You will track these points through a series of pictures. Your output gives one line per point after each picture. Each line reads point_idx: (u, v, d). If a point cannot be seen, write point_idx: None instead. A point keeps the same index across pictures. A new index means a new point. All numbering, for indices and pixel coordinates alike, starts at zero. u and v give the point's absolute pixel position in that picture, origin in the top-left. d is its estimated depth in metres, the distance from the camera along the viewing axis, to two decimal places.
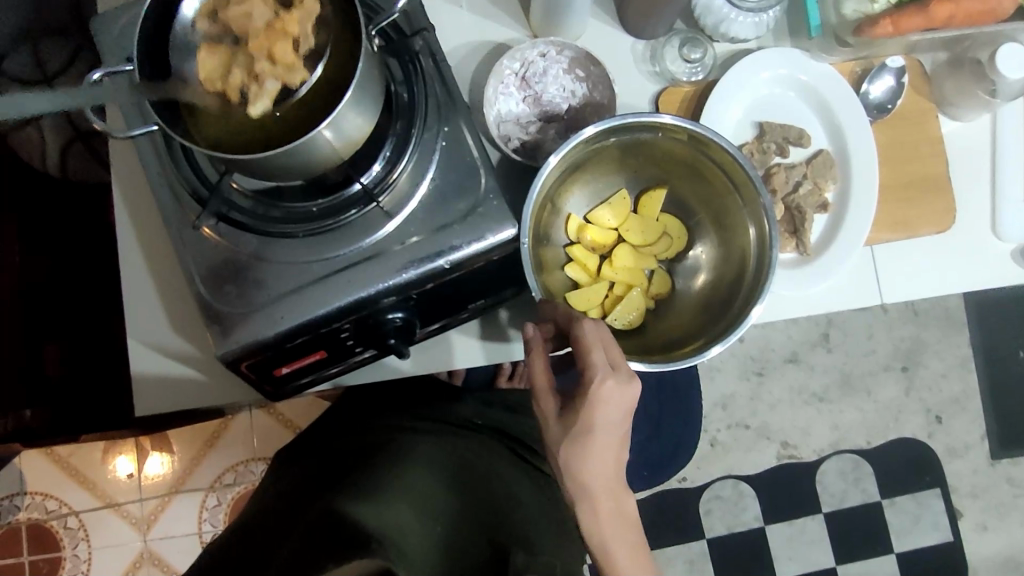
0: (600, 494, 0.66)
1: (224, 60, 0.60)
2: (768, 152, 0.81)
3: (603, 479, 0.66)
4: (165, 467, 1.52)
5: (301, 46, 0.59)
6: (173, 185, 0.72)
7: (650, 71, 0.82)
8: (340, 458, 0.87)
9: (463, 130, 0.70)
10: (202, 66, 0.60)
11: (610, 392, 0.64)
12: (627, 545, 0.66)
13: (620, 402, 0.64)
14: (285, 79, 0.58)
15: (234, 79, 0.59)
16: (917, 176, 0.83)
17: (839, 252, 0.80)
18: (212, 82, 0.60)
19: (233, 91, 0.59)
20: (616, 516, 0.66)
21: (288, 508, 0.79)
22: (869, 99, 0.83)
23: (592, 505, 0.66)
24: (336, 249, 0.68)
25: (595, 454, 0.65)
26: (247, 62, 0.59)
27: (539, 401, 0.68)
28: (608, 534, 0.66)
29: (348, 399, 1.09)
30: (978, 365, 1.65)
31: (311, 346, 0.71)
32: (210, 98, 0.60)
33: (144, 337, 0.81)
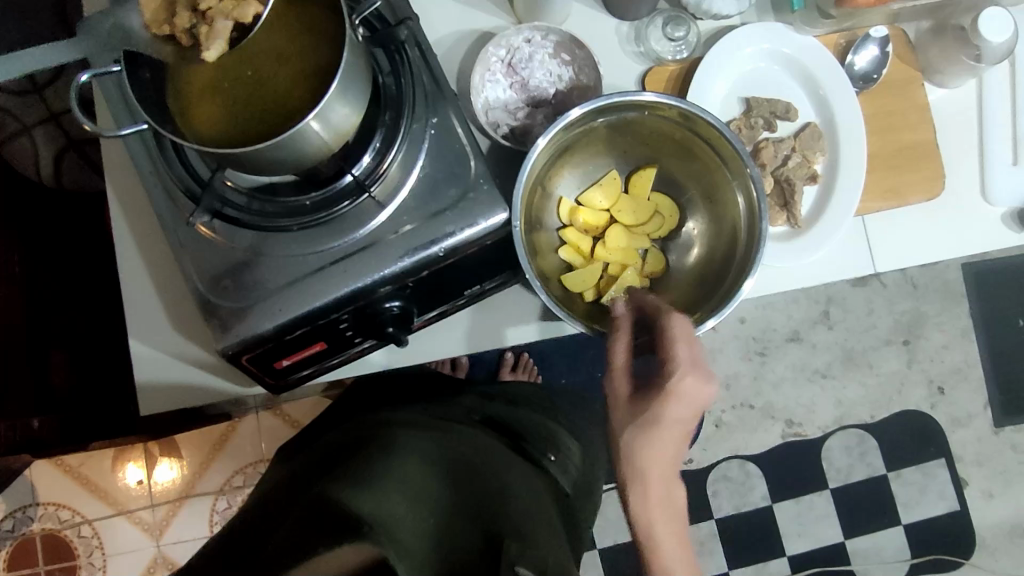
0: (655, 481, 0.69)
1: (168, 3, 0.63)
2: (756, 128, 0.82)
3: (661, 469, 0.68)
4: (174, 472, 1.54)
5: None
6: (167, 186, 0.73)
7: (635, 52, 0.83)
8: (338, 448, 0.87)
9: (451, 119, 0.70)
10: (147, 9, 0.63)
11: (688, 387, 0.66)
12: (670, 533, 0.70)
13: (692, 398, 0.66)
14: (235, 15, 0.61)
15: (183, 23, 0.62)
16: (906, 144, 0.83)
17: (829, 223, 0.80)
18: (160, 24, 0.63)
19: (183, 34, 0.63)
20: (664, 503, 0.70)
21: (285, 498, 0.80)
22: (855, 70, 0.83)
23: (644, 491, 0.69)
24: (329, 241, 0.69)
25: (658, 445, 0.67)
26: (191, 1, 0.62)
27: (613, 379, 0.70)
28: (656, 519, 0.69)
29: (361, 388, 1.12)
30: (979, 334, 1.66)
31: (310, 338, 0.71)
32: (166, 45, 0.64)
33: (148, 338, 0.82)
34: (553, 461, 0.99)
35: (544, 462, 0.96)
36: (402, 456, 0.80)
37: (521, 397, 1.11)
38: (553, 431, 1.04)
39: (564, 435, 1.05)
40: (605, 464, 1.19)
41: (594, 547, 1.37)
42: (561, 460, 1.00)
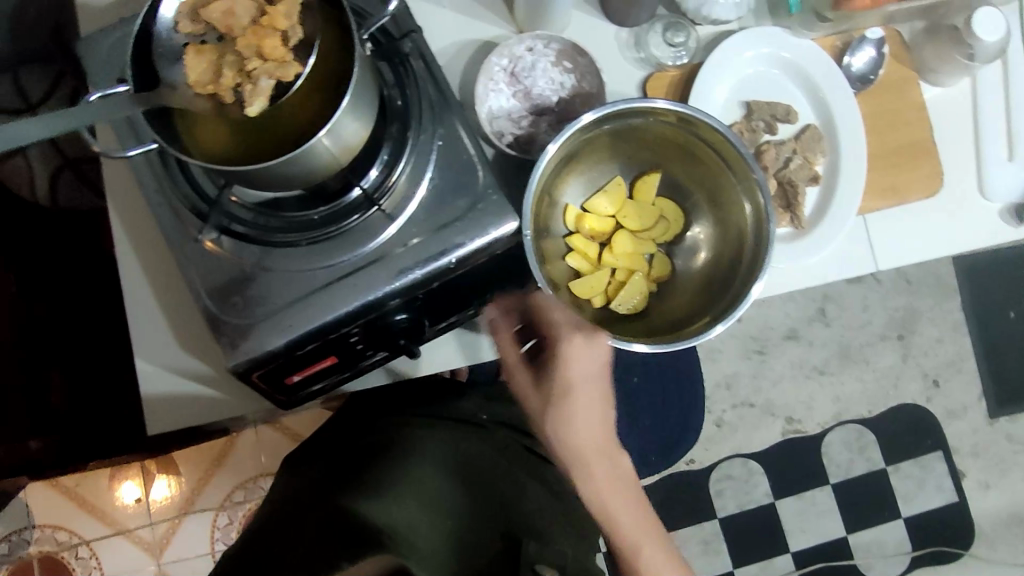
0: (585, 446, 0.78)
1: (213, 63, 0.61)
2: (757, 131, 0.83)
3: (586, 434, 0.78)
4: (172, 489, 1.52)
5: (289, 38, 0.61)
6: (173, 203, 0.72)
7: (636, 58, 0.83)
8: (345, 455, 0.89)
9: (457, 129, 0.70)
10: (191, 70, 0.61)
11: (576, 348, 0.74)
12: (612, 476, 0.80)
13: (587, 357, 0.74)
14: (278, 74, 0.59)
15: (227, 82, 0.60)
16: (903, 143, 0.84)
17: (832, 223, 0.81)
18: (204, 85, 0.61)
19: (226, 93, 0.60)
20: (599, 457, 0.79)
21: (299, 505, 0.81)
22: (852, 71, 0.84)
23: (578, 459, 0.79)
24: (339, 255, 0.68)
25: (574, 414, 0.77)
26: (238, 61, 0.60)
27: (513, 375, 0.79)
28: (596, 473, 0.79)
29: (351, 404, 1.06)
30: (972, 327, 1.68)
31: (322, 352, 0.71)
32: (205, 103, 0.62)
33: (156, 356, 0.81)
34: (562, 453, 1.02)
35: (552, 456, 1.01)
36: (412, 467, 0.84)
37: None
38: None
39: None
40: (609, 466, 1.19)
41: (601, 551, 1.38)
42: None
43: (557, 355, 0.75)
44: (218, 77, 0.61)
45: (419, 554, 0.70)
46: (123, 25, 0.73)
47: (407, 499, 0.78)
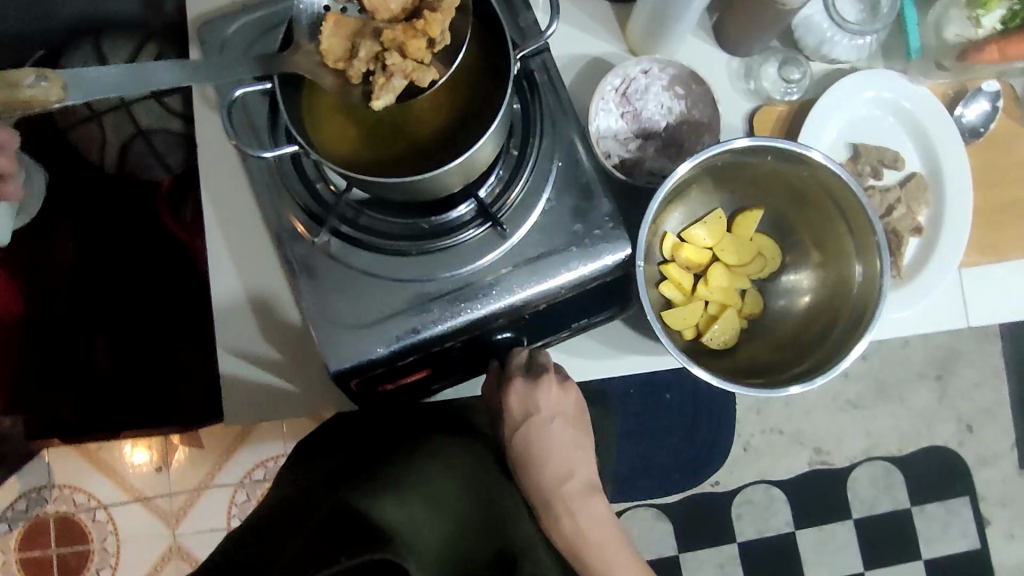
0: (562, 505, 0.71)
1: (351, 39, 0.58)
2: (863, 174, 0.81)
3: (557, 489, 0.72)
4: (191, 465, 1.52)
5: (436, 45, 0.58)
6: (281, 197, 0.71)
7: (745, 88, 0.82)
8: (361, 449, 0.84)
9: (577, 150, 0.69)
10: (324, 38, 0.58)
11: (516, 393, 0.73)
12: (601, 540, 0.70)
13: (534, 402, 0.72)
14: (414, 76, 0.58)
15: (361, 68, 0.58)
16: (1009, 200, 0.83)
17: (933, 276, 0.79)
18: (334, 59, 0.58)
19: (356, 76, 0.59)
20: (583, 511, 0.71)
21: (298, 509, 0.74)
22: (964, 122, 0.82)
23: (555, 516, 0.72)
24: (449, 268, 0.68)
25: (540, 462, 0.72)
26: (377, 48, 0.58)
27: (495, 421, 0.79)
28: (579, 538, 0.70)
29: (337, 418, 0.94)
30: (1013, 376, 1.66)
31: (419, 364, 0.69)
32: (330, 75, 0.60)
33: (235, 345, 0.80)
34: None
35: None
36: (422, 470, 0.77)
37: None
38: None
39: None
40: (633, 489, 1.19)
41: None
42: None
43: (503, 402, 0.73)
44: (351, 56, 0.58)
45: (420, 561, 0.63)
46: (246, 11, 0.74)
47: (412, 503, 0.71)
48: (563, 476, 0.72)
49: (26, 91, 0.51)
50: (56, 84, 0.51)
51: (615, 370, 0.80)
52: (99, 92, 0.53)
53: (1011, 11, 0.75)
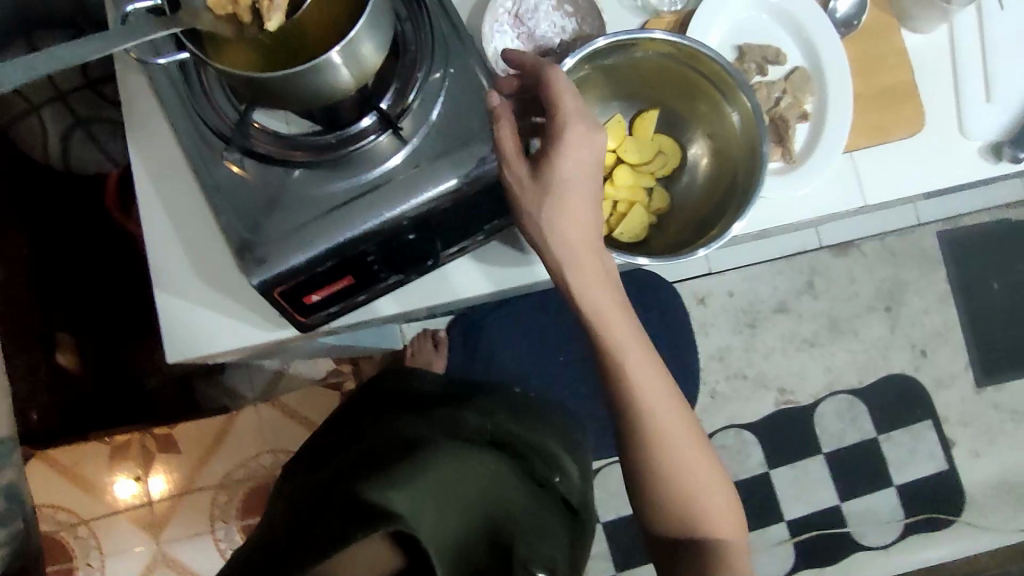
0: (581, 255, 0.72)
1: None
2: (748, 72, 0.87)
3: (580, 238, 0.72)
4: (167, 478, 1.50)
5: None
6: (196, 125, 0.75)
7: (632, 5, 0.87)
8: (371, 447, 0.93)
9: (469, 64, 0.75)
10: None
11: (576, 136, 0.70)
12: (607, 299, 0.73)
13: (586, 149, 0.70)
14: None
15: (245, 5, 0.63)
16: (890, 86, 0.89)
17: (822, 156, 0.85)
18: (222, 6, 0.63)
19: (245, 13, 0.63)
20: (597, 264, 0.73)
21: (321, 495, 0.84)
22: (837, 16, 0.89)
23: (575, 265, 0.72)
24: (357, 175, 0.72)
25: (570, 209, 0.71)
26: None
27: (510, 164, 0.71)
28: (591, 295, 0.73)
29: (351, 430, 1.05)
30: (956, 298, 1.73)
31: (338, 272, 0.74)
32: (225, 25, 0.65)
33: (178, 292, 0.84)
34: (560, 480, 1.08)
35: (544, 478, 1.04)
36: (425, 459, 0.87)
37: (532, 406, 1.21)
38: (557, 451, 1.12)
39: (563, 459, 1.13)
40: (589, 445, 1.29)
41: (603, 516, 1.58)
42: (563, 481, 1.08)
43: (555, 147, 0.70)
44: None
45: (426, 533, 0.73)
46: None
47: (420, 488, 0.81)
48: (592, 227, 0.72)
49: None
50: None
51: (525, 278, 0.86)
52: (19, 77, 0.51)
53: None
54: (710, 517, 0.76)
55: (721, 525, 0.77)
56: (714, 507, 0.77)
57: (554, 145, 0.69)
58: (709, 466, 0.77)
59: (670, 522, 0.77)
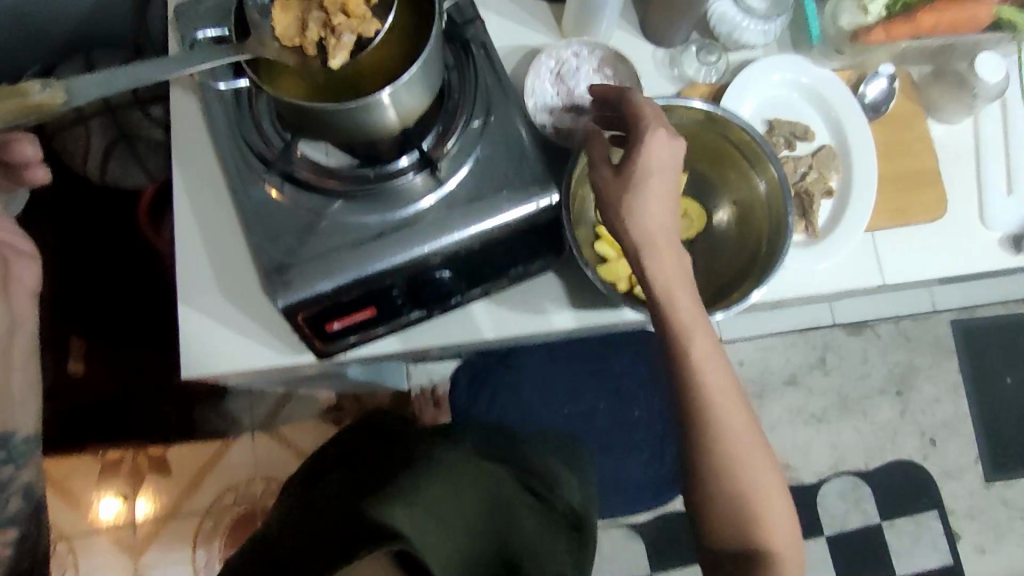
0: (663, 249, 0.68)
1: (298, 19, 0.66)
2: (777, 145, 0.89)
3: (664, 229, 0.68)
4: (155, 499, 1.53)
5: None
6: (242, 150, 0.77)
7: (670, 74, 0.91)
8: (367, 469, 0.92)
9: (510, 114, 0.78)
10: (278, 25, 0.66)
11: (658, 144, 0.67)
12: (686, 296, 0.68)
13: (669, 155, 0.68)
14: (359, 30, 0.65)
15: (313, 38, 0.65)
16: (914, 171, 0.91)
17: (845, 232, 0.86)
18: (289, 39, 0.66)
19: (310, 46, 0.66)
20: (676, 263, 0.68)
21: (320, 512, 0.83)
22: (866, 100, 0.91)
23: (657, 258, 0.68)
24: (391, 211, 0.74)
25: (650, 206, 0.68)
26: (321, 16, 0.65)
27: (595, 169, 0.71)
28: (674, 287, 0.68)
29: (346, 454, 1.04)
30: (968, 389, 1.72)
31: (362, 302, 0.74)
32: (289, 55, 0.67)
33: (199, 305, 0.84)
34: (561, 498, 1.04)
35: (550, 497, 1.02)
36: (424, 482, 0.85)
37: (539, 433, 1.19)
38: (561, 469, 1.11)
39: (570, 472, 1.10)
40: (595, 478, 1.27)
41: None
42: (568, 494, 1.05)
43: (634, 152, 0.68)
44: (303, 31, 0.66)
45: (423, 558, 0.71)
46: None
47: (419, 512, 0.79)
48: (670, 229, 0.69)
49: (37, 97, 0.61)
50: (60, 88, 0.61)
51: (548, 323, 0.85)
52: (92, 90, 0.61)
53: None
54: (772, 525, 0.71)
55: (782, 537, 0.71)
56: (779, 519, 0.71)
57: (634, 152, 0.67)
58: (773, 479, 0.71)
59: (733, 527, 0.71)
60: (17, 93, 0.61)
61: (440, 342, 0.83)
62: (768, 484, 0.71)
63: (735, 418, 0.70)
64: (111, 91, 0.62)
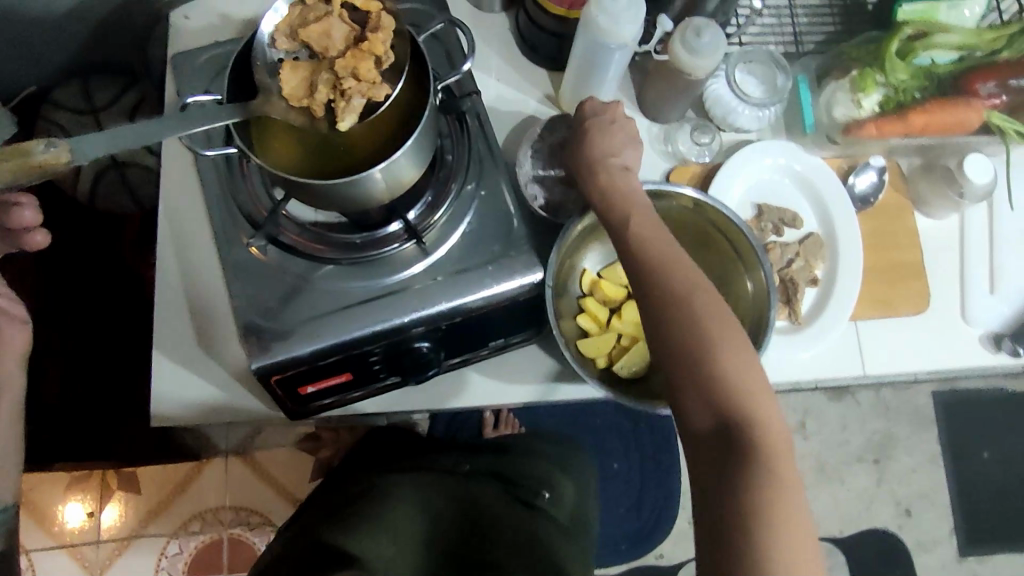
0: (611, 176, 0.72)
1: (308, 78, 0.64)
2: (765, 230, 0.90)
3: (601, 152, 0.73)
4: (124, 513, 1.50)
5: (383, 63, 0.65)
6: (230, 207, 0.77)
7: (664, 150, 0.92)
8: (347, 492, 0.98)
9: (499, 185, 0.78)
10: (285, 84, 0.63)
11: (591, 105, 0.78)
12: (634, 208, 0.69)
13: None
14: (370, 94, 0.64)
15: (321, 99, 0.63)
16: (898, 263, 0.92)
17: (827, 323, 0.87)
18: (297, 99, 0.64)
19: (319, 108, 0.63)
20: (624, 188, 0.71)
21: (304, 534, 0.90)
22: (856, 190, 0.93)
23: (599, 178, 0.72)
24: (373, 278, 0.74)
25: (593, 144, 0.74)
26: (332, 79, 0.63)
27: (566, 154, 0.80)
28: (615, 200, 0.70)
29: (336, 478, 1.12)
30: (946, 462, 1.70)
31: (340, 367, 0.74)
32: (295, 114, 0.65)
33: (173, 353, 0.84)
34: (548, 498, 1.04)
35: (537, 500, 1.02)
36: (390, 501, 0.92)
37: (523, 440, 1.20)
38: (550, 474, 1.09)
39: (558, 477, 1.10)
40: (594, 487, 1.22)
41: None
42: (554, 495, 1.05)
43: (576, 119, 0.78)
44: (312, 92, 0.64)
45: None
46: (218, 45, 0.81)
47: (379, 534, 0.85)
48: (605, 154, 0.73)
49: (38, 156, 0.57)
50: (63, 147, 0.57)
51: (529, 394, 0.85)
52: (100, 146, 0.57)
53: (885, 96, 0.89)
54: (744, 388, 0.58)
55: (762, 399, 0.58)
56: (751, 377, 0.59)
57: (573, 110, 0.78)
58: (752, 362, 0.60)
59: (700, 394, 0.59)
60: (20, 152, 0.58)
61: (417, 405, 0.85)
62: (726, 340, 0.60)
63: (679, 281, 0.63)
64: (121, 147, 0.59)
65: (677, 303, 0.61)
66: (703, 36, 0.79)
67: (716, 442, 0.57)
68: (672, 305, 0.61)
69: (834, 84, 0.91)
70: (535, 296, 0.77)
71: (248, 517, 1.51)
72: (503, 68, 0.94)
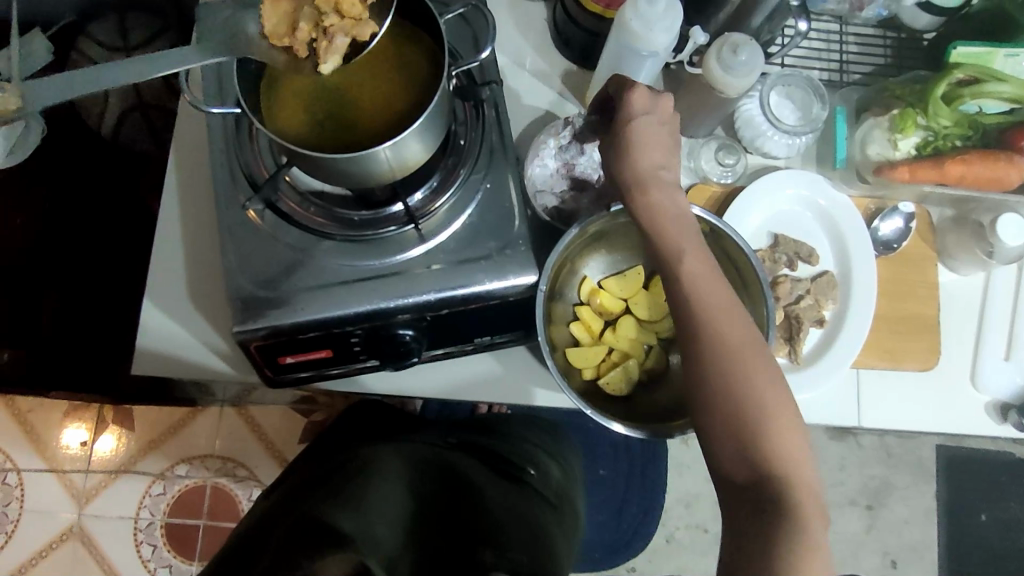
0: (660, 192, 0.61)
1: (289, 14, 0.62)
2: (778, 263, 0.87)
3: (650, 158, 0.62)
4: (116, 447, 1.52)
5: (366, 0, 0.62)
6: (233, 167, 0.76)
7: (685, 165, 0.89)
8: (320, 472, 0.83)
9: (506, 179, 0.75)
10: (267, 21, 0.62)
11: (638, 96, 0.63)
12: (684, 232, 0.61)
13: (652, 107, 0.63)
14: (353, 33, 0.62)
15: (303, 39, 0.62)
16: (912, 314, 0.88)
17: (825, 367, 0.84)
18: (279, 38, 0.62)
19: (302, 48, 0.63)
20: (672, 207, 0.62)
21: (274, 514, 0.73)
22: (878, 235, 0.89)
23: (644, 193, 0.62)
24: (366, 258, 0.73)
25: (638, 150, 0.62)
26: (314, 15, 0.61)
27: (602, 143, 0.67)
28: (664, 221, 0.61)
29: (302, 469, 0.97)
30: (941, 519, 1.65)
31: (321, 343, 0.74)
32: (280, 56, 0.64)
33: (162, 302, 0.83)
34: (533, 474, 0.97)
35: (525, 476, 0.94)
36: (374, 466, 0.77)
37: (503, 421, 1.13)
38: (532, 452, 1.02)
39: (542, 455, 1.04)
40: (578, 472, 1.16)
41: None
42: (540, 473, 0.98)
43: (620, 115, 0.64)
44: (293, 30, 0.62)
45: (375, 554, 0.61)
46: None
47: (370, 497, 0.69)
48: (659, 167, 0.62)
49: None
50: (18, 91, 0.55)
51: (515, 395, 0.86)
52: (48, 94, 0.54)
53: (924, 139, 0.86)
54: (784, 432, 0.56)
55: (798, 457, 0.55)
56: (788, 435, 0.55)
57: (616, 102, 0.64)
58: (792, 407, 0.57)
59: (737, 447, 0.56)
60: None
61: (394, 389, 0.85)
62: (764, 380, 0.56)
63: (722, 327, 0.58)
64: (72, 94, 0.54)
65: (716, 342, 0.57)
66: (740, 54, 0.75)
67: (746, 494, 0.55)
68: (710, 344, 0.57)
69: (874, 119, 0.88)
70: (527, 298, 0.75)
71: (234, 470, 1.52)
72: (534, 59, 0.92)
